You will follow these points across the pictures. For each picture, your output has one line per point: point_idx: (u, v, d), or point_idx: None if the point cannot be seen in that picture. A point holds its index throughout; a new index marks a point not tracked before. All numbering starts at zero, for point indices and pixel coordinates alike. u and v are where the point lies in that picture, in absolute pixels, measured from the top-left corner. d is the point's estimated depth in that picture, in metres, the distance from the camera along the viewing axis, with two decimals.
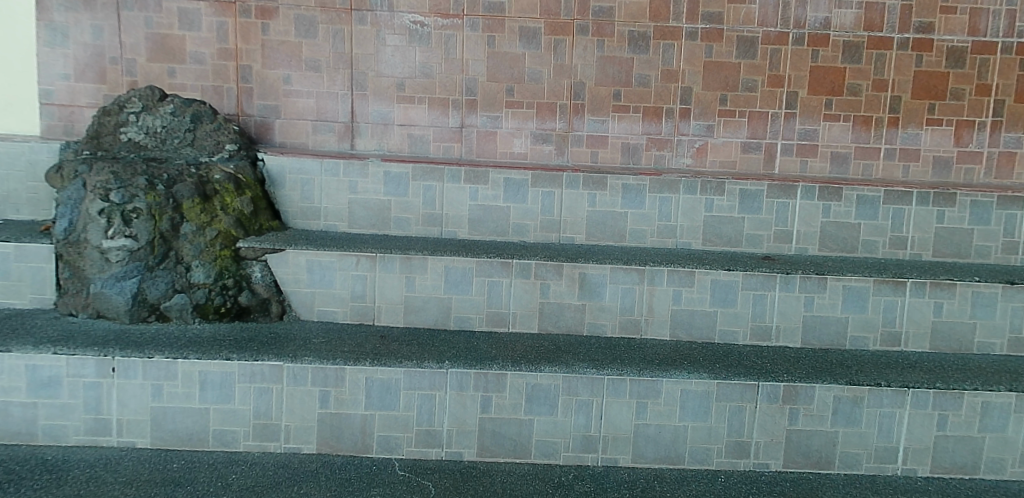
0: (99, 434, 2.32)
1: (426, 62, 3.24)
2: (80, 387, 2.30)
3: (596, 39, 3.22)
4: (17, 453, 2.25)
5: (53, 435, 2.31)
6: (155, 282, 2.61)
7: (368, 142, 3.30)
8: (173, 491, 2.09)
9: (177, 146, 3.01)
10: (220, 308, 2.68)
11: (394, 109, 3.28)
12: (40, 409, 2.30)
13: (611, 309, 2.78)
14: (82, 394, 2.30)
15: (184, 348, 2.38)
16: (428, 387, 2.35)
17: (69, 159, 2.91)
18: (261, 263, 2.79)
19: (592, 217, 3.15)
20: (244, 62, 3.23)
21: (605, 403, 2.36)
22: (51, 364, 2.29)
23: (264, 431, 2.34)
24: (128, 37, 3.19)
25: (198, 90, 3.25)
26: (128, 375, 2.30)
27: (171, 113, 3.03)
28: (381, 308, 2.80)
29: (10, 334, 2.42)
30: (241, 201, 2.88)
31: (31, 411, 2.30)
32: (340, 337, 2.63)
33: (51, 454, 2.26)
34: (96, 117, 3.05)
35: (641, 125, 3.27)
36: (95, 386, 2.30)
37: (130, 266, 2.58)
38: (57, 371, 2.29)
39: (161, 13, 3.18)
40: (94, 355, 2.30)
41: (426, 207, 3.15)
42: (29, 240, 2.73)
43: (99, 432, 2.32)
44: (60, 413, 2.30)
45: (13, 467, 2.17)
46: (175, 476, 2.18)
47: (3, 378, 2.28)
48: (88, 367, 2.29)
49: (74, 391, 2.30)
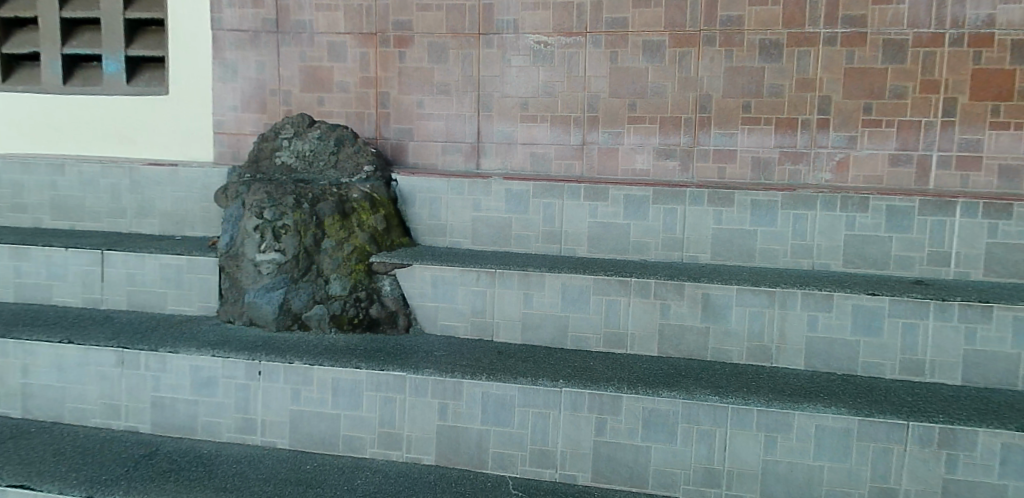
0: (247, 433, 2.56)
1: (549, 81, 3.28)
2: (232, 388, 2.55)
3: (724, 49, 3.09)
4: (180, 446, 2.54)
5: (210, 431, 2.59)
6: (299, 293, 2.84)
7: (492, 162, 3.39)
8: (305, 490, 2.25)
9: (322, 168, 3.26)
10: (353, 318, 2.86)
11: (518, 129, 3.35)
12: (200, 406, 2.58)
13: (738, 334, 2.64)
14: (234, 394, 2.55)
15: (320, 356, 2.57)
16: (542, 406, 2.36)
17: (234, 181, 3.25)
18: (390, 277, 2.95)
19: (717, 235, 3.01)
20: (382, 89, 3.45)
21: (730, 434, 2.23)
22: (210, 365, 2.56)
23: (387, 439, 2.47)
24: (286, 71, 3.52)
25: (342, 116, 3.52)
26: (271, 379, 2.52)
27: (317, 137, 3.29)
28: (500, 323, 2.86)
29: (179, 337, 2.74)
30: (375, 219, 3.07)
31: (193, 407, 2.58)
32: (461, 351, 2.72)
33: (206, 448, 2.53)
34: (257, 144, 3.39)
35: (773, 138, 3.09)
36: (244, 387, 2.55)
37: (278, 278, 2.84)
38: (215, 372, 2.56)
39: (313, 47, 3.48)
40: (244, 358, 2.54)
41: (546, 224, 3.17)
42: (200, 254, 3.06)
43: (247, 431, 2.56)
44: (216, 411, 2.57)
45: (177, 457, 2.45)
46: (308, 477, 2.34)
47: (172, 378, 2.59)
48: (239, 369, 2.54)
49: (228, 392, 2.56)
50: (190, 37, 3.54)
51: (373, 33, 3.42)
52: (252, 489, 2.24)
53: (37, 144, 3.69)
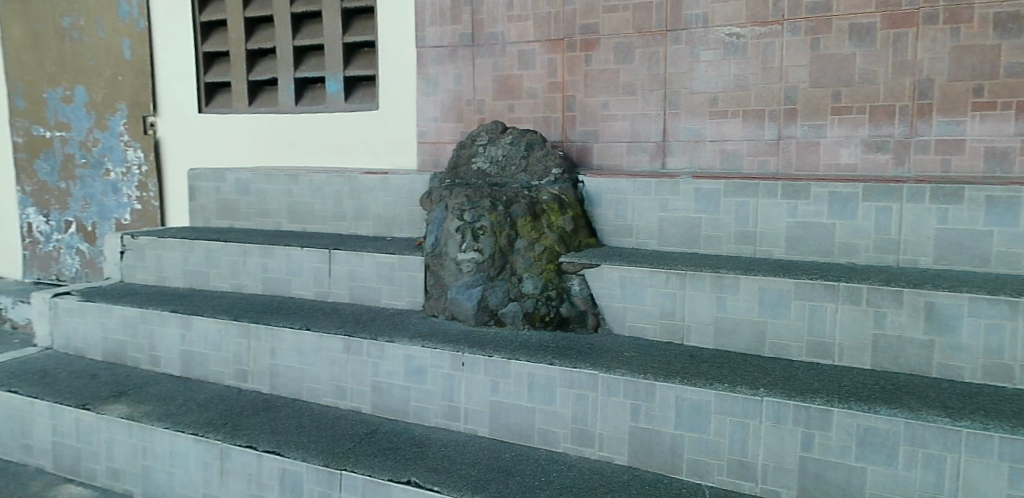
0: (451, 419, 2.70)
1: (742, 74, 3.15)
2: (439, 377, 2.70)
3: (948, 27, 2.76)
4: (394, 427, 2.72)
5: (420, 415, 2.75)
6: (495, 291, 3.00)
7: (678, 161, 3.32)
8: (506, 478, 2.30)
9: (514, 172, 3.40)
10: (544, 316, 2.94)
11: (706, 126, 3.25)
12: (411, 392, 2.75)
13: (971, 350, 2.34)
14: (440, 383, 2.70)
15: (517, 351, 2.67)
16: (740, 415, 2.24)
17: (437, 187, 3.50)
18: (578, 277, 3.00)
19: (942, 237, 2.69)
20: (569, 93, 3.53)
21: (963, 462, 1.96)
22: (420, 354, 2.73)
23: (581, 436, 2.49)
24: (480, 82, 3.72)
25: (531, 121, 3.64)
26: (473, 369, 2.64)
27: (510, 143, 3.46)
28: (690, 326, 2.79)
29: (393, 328, 2.98)
30: (563, 220, 3.16)
31: (405, 392, 2.76)
32: (651, 354, 2.68)
33: (416, 430, 2.69)
34: (456, 152, 3.63)
35: (1013, 125, 2.69)
36: (449, 377, 2.68)
37: (477, 276, 3.02)
38: (423, 361, 2.72)
39: (505, 57, 3.65)
40: (450, 350, 2.70)
41: (738, 224, 3.04)
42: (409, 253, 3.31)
43: (451, 417, 2.70)
44: (425, 397, 2.73)
45: (393, 437, 2.61)
46: (509, 465, 2.41)
47: (387, 364, 2.78)
48: (445, 359, 2.69)
49: (435, 380, 2.71)
50: (398, 56, 3.88)
51: (561, 38, 3.51)
52: (461, 472, 2.33)
53: (268, 157, 4.18)
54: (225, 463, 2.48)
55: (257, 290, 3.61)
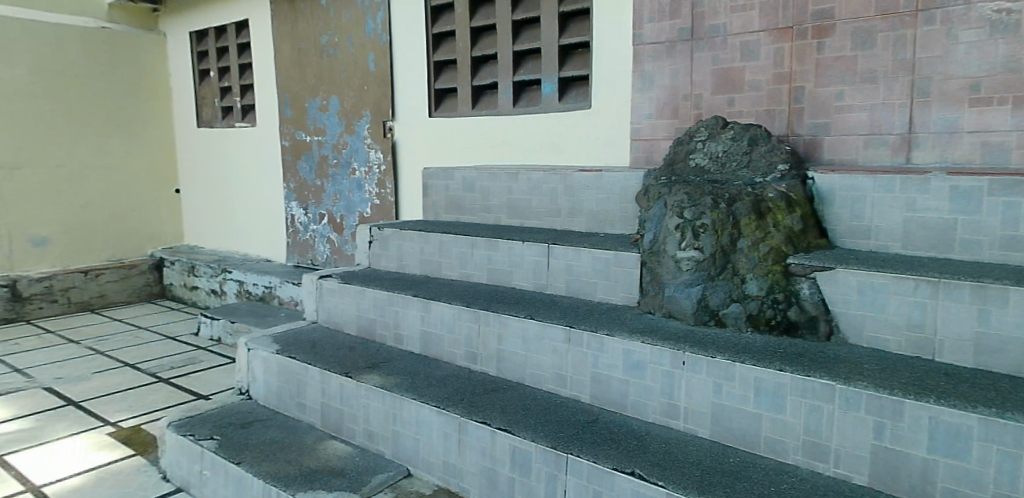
0: (671, 418, 1.88)
1: (1014, 55, 2.24)
2: (657, 375, 1.90)
3: None
4: (567, 409, 1.99)
5: (638, 409, 1.94)
6: (713, 289, 2.12)
7: (926, 156, 2.42)
8: (729, 481, 1.62)
9: (734, 170, 2.51)
10: (769, 321, 2.04)
11: (966, 115, 2.34)
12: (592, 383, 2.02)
13: None
14: (660, 382, 1.89)
15: (742, 352, 1.84)
16: (1012, 445, 1.44)
17: (652, 184, 2.59)
18: (809, 280, 2.06)
19: None
20: (797, 84, 2.65)
21: None
22: (637, 348, 1.93)
23: (813, 449, 1.67)
24: (699, 75, 2.88)
25: (752, 117, 2.77)
26: (694, 369, 1.83)
27: (731, 138, 2.56)
28: (944, 342, 1.84)
29: (614, 321, 2.14)
30: (792, 219, 2.20)
31: (623, 387, 1.96)
32: (901, 361, 1.85)
33: (604, 418, 1.94)
34: (671, 148, 2.77)
35: None
36: (669, 376, 1.87)
37: (695, 273, 2.15)
38: (642, 355, 1.92)
39: (727, 49, 2.79)
40: (668, 347, 1.88)
41: (1005, 228, 2.06)
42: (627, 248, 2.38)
43: (668, 416, 1.89)
44: (641, 395, 1.93)
45: (616, 429, 1.87)
46: (733, 470, 1.67)
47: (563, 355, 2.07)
48: (663, 356, 1.88)
49: (653, 377, 1.90)
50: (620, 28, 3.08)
51: (789, 26, 2.64)
52: (684, 471, 1.66)
53: (478, 154, 3.67)
54: (398, 428, 2.09)
55: (456, 274, 2.83)
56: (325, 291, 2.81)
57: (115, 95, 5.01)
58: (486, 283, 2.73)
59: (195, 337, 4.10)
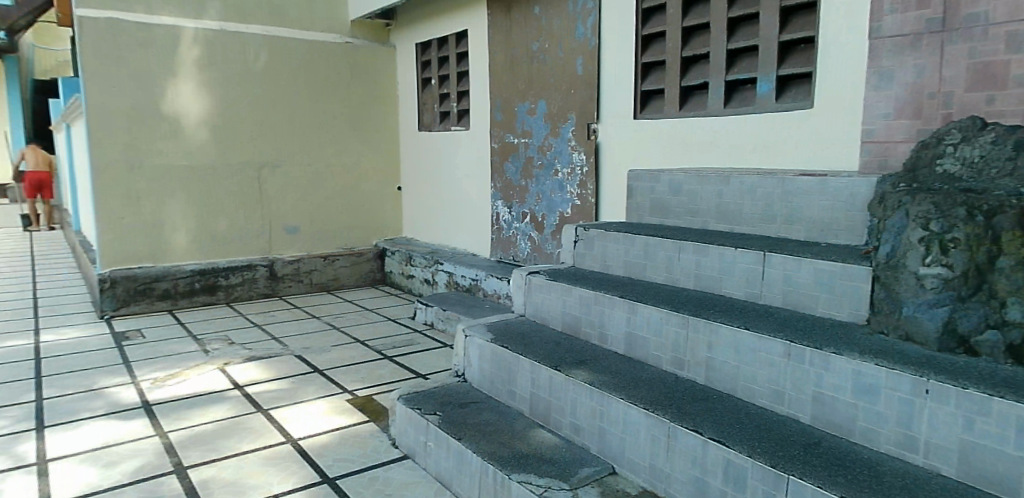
0: (907, 451, 1.71)
1: None
2: (892, 401, 1.74)
3: None
4: (784, 427, 1.90)
5: (868, 438, 1.79)
6: (964, 313, 1.89)
7: None
8: None
9: (995, 177, 2.19)
10: None
11: None
12: (814, 402, 1.90)
13: None
14: (896, 409, 1.73)
15: (1001, 386, 1.62)
16: None
17: (889, 191, 2.34)
18: None
19: None
20: None
21: None
22: (870, 370, 1.78)
23: None
24: (950, 71, 2.52)
25: (1019, 116, 2.38)
26: (940, 400, 1.64)
27: (992, 141, 2.25)
28: None
29: (839, 338, 1.99)
30: None
31: (848, 411, 1.83)
32: None
33: (826, 441, 1.82)
34: (914, 151, 2.50)
35: None
36: (907, 404, 1.71)
37: (941, 294, 1.92)
38: (874, 377, 1.77)
39: (987, 39, 2.43)
40: (907, 372, 1.71)
41: None
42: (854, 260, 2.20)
43: (903, 447, 1.72)
44: (871, 422, 1.78)
45: (842, 455, 1.75)
46: None
47: (782, 371, 1.97)
48: (901, 381, 1.71)
49: (888, 405, 1.74)
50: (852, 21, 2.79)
51: None
52: None
53: (684, 156, 3.50)
54: (605, 425, 2.14)
55: (662, 278, 2.81)
56: (533, 286, 2.94)
57: (352, 100, 5.59)
58: (693, 289, 2.68)
59: (411, 320, 4.52)
